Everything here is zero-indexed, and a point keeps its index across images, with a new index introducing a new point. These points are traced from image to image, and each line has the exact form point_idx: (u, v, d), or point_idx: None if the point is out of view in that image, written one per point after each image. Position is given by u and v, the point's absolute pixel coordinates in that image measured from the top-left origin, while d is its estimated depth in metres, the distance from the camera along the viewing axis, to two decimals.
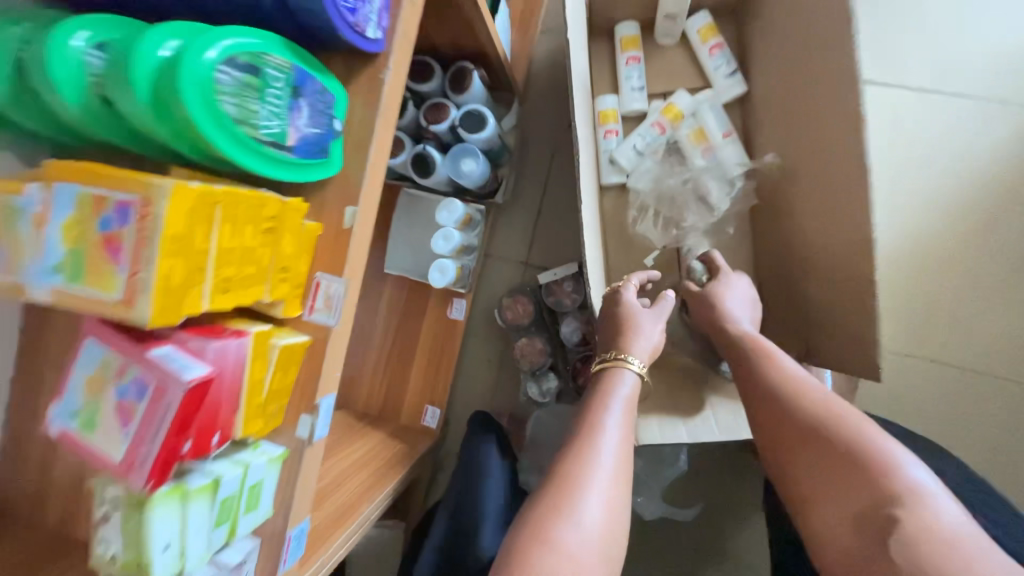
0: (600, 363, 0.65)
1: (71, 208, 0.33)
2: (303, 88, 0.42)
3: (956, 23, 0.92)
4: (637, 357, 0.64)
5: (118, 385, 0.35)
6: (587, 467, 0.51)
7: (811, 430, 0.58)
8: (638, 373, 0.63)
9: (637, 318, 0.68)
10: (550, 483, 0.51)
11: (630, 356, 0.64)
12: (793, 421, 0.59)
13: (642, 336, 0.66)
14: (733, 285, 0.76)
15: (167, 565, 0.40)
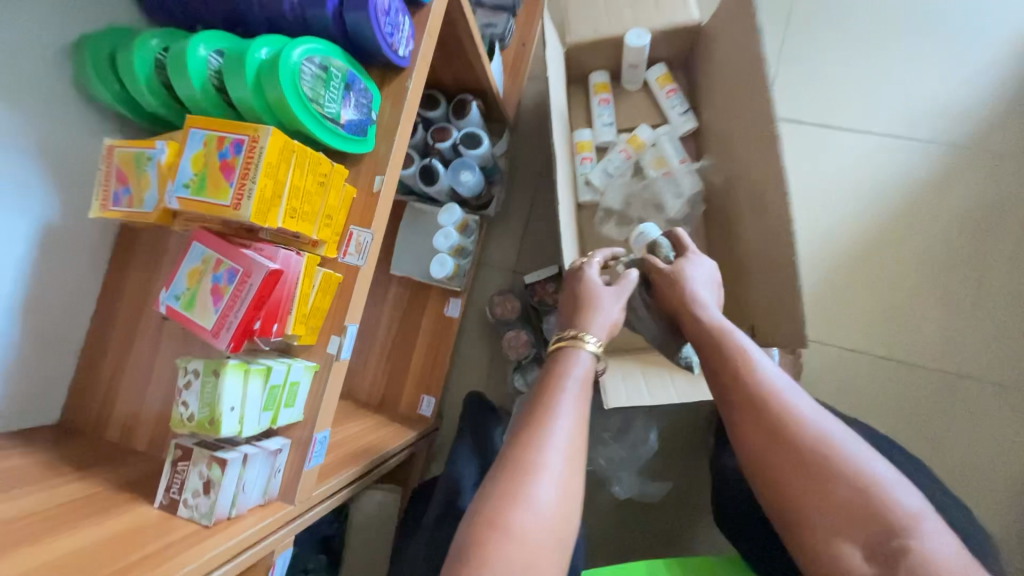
0: (558, 340, 0.66)
1: (201, 145, 0.52)
2: (354, 85, 0.60)
3: (866, 75, 1.12)
4: (594, 336, 0.66)
5: (216, 272, 0.53)
6: (538, 460, 0.52)
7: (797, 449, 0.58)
8: (594, 352, 0.65)
9: (599, 297, 0.70)
10: (500, 471, 0.52)
11: (587, 335, 0.65)
12: (769, 429, 0.59)
13: (600, 314, 0.68)
14: (697, 268, 0.78)
15: (230, 425, 0.53)
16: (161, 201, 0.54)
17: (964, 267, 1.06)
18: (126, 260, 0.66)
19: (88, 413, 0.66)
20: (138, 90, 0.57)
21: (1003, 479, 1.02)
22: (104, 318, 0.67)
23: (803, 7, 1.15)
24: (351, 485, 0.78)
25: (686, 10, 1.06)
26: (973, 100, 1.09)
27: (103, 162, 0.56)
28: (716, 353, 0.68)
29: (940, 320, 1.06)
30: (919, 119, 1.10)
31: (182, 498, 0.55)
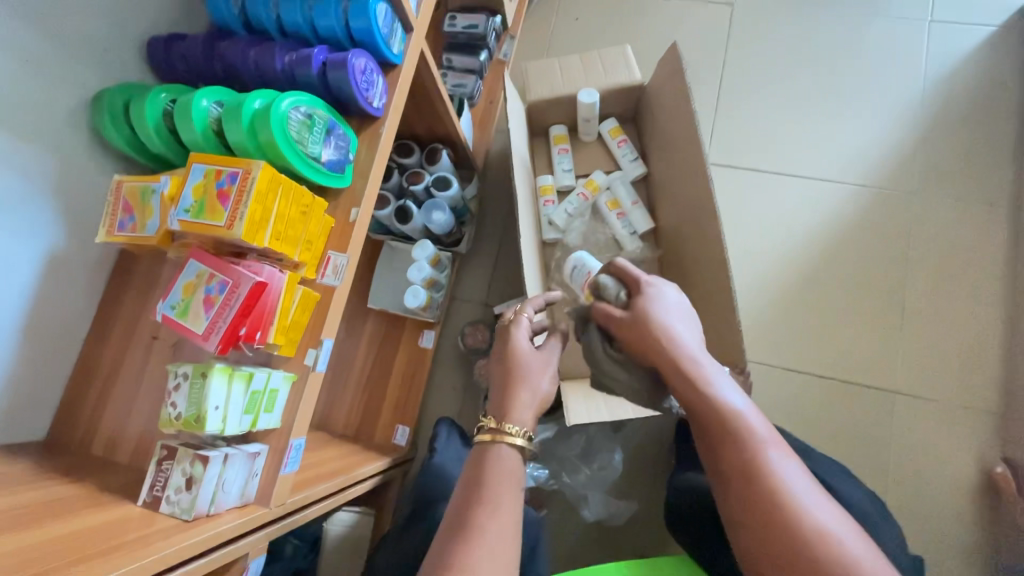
0: (482, 431, 0.68)
1: (201, 177, 0.61)
2: (334, 131, 0.70)
3: (790, 127, 1.28)
4: (517, 425, 0.67)
5: (209, 285, 0.61)
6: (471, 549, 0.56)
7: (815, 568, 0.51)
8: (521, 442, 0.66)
9: (525, 376, 0.72)
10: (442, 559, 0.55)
11: (509, 425, 0.67)
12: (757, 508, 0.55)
13: (527, 391, 0.71)
14: (660, 306, 0.70)
15: (214, 423, 0.59)
16: (162, 226, 0.62)
17: (887, 293, 1.18)
18: (122, 285, 0.73)
19: (76, 429, 0.71)
20: (147, 135, 0.66)
21: (941, 488, 1.09)
22: (97, 338, 0.72)
23: (731, 72, 1.32)
24: (327, 500, 0.82)
25: (630, 73, 1.22)
26: (881, 148, 1.25)
27: (112, 195, 0.65)
28: (697, 407, 0.63)
29: (871, 341, 1.17)
30: (837, 165, 1.25)
31: (165, 495, 0.59)
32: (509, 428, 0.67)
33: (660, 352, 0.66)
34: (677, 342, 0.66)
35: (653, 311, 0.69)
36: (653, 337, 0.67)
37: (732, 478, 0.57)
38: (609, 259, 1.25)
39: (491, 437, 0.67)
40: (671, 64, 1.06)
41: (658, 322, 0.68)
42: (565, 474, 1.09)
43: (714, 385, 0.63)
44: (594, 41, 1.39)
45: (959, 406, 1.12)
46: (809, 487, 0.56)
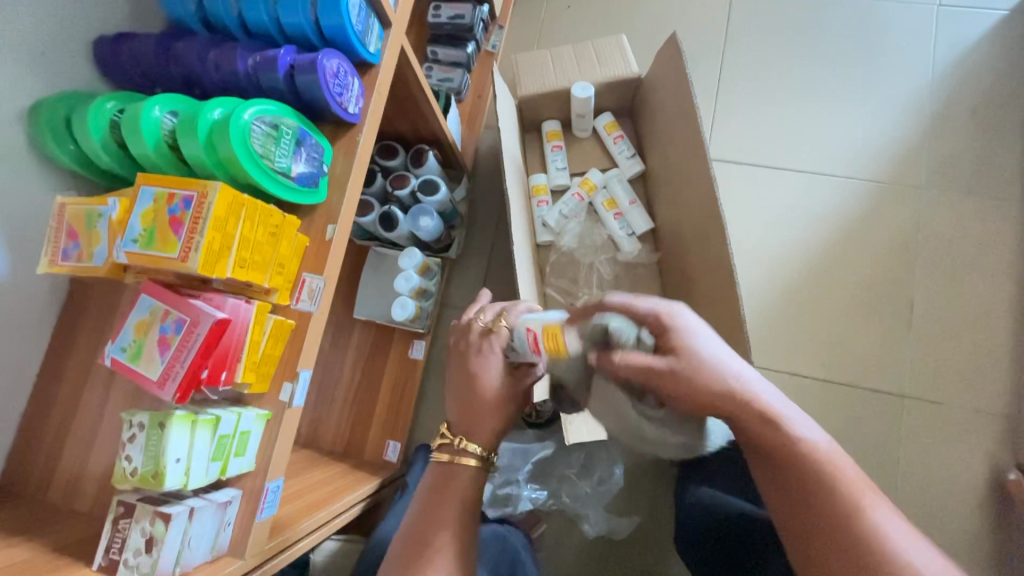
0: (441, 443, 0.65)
1: (151, 201, 0.54)
2: (305, 141, 0.63)
3: (793, 120, 1.22)
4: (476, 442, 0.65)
5: (162, 324, 0.54)
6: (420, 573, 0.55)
7: None
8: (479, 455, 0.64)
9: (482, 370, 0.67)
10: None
11: (469, 441, 0.65)
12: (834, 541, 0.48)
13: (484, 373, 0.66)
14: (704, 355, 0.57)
15: (175, 477, 0.53)
16: (111, 256, 0.56)
17: (896, 293, 1.13)
18: (78, 316, 0.66)
19: (29, 475, 0.63)
20: (93, 150, 0.59)
21: (956, 495, 1.05)
22: (51, 374, 0.65)
23: (732, 62, 1.26)
24: (310, 537, 0.75)
25: (626, 65, 1.15)
26: (889, 141, 1.20)
27: (54, 220, 0.57)
28: (767, 444, 0.54)
29: (880, 343, 1.12)
30: (843, 159, 1.20)
31: (123, 559, 0.53)
32: (469, 447, 0.64)
33: (725, 391, 0.56)
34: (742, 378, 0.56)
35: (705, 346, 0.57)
36: (717, 376, 0.56)
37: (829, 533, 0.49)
38: (606, 261, 1.19)
39: (448, 456, 0.65)
40: (670, 56, 0.99)
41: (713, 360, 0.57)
42: (564, 491, 1.04)
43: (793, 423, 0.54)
44: (587, 30, 1.31)
45: (973, 409, 1.07)
46: (900, 526, 0.48)
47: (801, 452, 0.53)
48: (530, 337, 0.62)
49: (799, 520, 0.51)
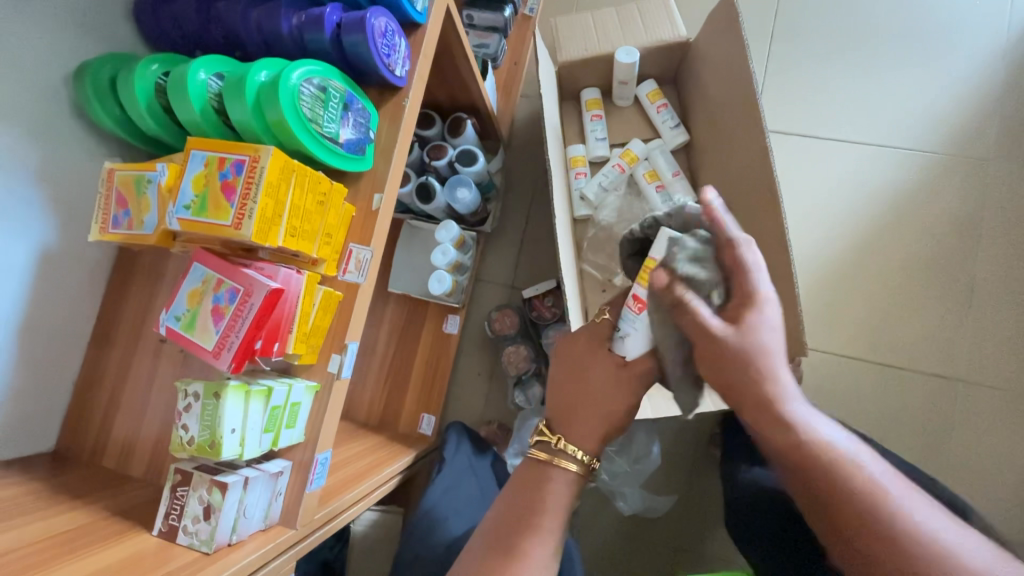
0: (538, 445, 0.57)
1: (201, 166, 0.53)
2: (351, 105, 0.61)
3: (850, 88, 1.14)
4: (577, 446, 0.56)
5: (215, 294, 0.54)
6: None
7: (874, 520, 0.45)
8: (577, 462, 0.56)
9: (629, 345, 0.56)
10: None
11: (570, 446, 0.56)
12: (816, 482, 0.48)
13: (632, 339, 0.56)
14: (756, 343, 0.48)
15: (231, 448, 0.53)
16: (160, 223, 0.54)
17: (955, 272, 1.07)
18: (125, 284, 0.66)
19: (85, 440, 0.64)
20: (139, 115, 0.57)
21: (1008, 482, 1.01)
22: (101, 341, 0.65)
23: (785, 24, 1.18)
24: (353, 507, 0.76)
25: (673, 27, 1.08)
26: (955, 110, 1.12)
27: (104, 186, 0.56)
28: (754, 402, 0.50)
29: (935, 324, 1.06)
30: (903, 129, 1.12)
31: (182, 525, 0.54)
32: (569, 450, 0.56)
33: (755, 407, 0.50)
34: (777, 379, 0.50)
35: (755, 332, 0.49)
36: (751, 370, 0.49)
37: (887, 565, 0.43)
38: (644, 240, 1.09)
39: (547, 455, 0.56)
40: (725, 15, 0.92)
41: (753, 353, 0.49)
42: (604, 468, 1.01)
43: (822, 434, 0.49)
44: None
45: None
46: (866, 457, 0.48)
47: (845, 477, 0.46)
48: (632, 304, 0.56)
49: (851, 552, 0.46)
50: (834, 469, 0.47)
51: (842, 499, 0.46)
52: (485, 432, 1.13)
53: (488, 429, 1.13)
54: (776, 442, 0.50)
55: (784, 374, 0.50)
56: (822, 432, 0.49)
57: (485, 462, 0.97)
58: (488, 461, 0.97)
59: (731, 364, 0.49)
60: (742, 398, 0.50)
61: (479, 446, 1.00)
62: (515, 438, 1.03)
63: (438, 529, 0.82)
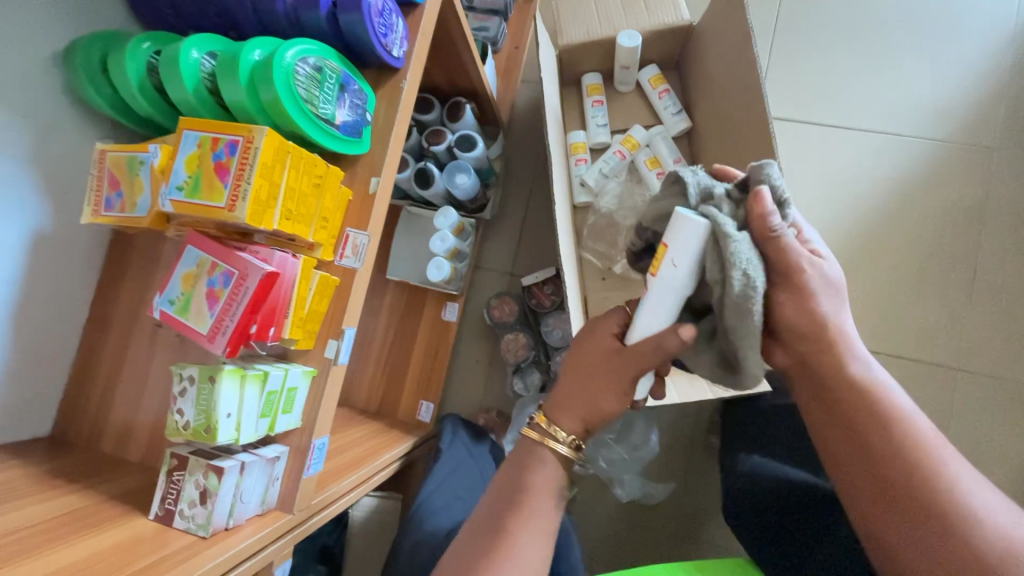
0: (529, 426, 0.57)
1: (194, 147, 0.52)
2: (348, 86, 0.60)
3: (855, 74, 1.13)
4: (567, 430, 0.55)
5: (210, 277, 0.53)
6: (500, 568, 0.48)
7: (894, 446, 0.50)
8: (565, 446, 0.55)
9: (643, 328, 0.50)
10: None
11: (559, 429, 0.55)
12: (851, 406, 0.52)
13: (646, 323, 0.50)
14: (832, 282, 0.50)
15: (227, 432, 0.53)
16: (154, 206, 0.54)
17: (958, 262, 1.06)
18: (121, 268, 0.65)
19: (81, 424, 0.64)
20: (131, 95, 0.56)
21: (1005, 471, 1.01)
22: (96, 326, 0.65)
23: (791, 8, 1.15)
24: (351, 493, 0.76)
25: (677, 11, 1.06)
26: (962, 97, 1.10)
27: (96, 167, 0.55)
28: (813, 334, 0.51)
29: (937, 314, 1.06)
30: (909, 116, 1.11)
31: (178, 509, 0.54)
32: (557, 432, 0.55)
33: (825, 350, 0.52)
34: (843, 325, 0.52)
35: (830, 273, 0.50)
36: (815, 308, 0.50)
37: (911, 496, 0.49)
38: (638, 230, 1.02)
39: (537, 436, 0.56)
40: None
41: (830, 297, 0.50)
42: (601, 455, 1.02)
43: (877, 378, 0.53)
44: None
45: None
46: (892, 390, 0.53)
47: (888, 421, 0.51)
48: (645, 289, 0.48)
49: (874, 484, 0.52)
50: (880, 412, 0.52)
51: (883, 442, 0.51)
52: (483, 420, 1.13)
53: (487, 416, 1.13)
54: (834, 379, 0.53)
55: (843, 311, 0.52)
56: (875, 375, 0.53)
57: (484, 448, 0.97)
58: (486, 448, 0.98)
59: (812, 306, 0.49)
60: (814, 340, 0.51)
61: (478, 433, 1.00)
62: (513, 424, 1.05)
63: (435, 517, 0.81)
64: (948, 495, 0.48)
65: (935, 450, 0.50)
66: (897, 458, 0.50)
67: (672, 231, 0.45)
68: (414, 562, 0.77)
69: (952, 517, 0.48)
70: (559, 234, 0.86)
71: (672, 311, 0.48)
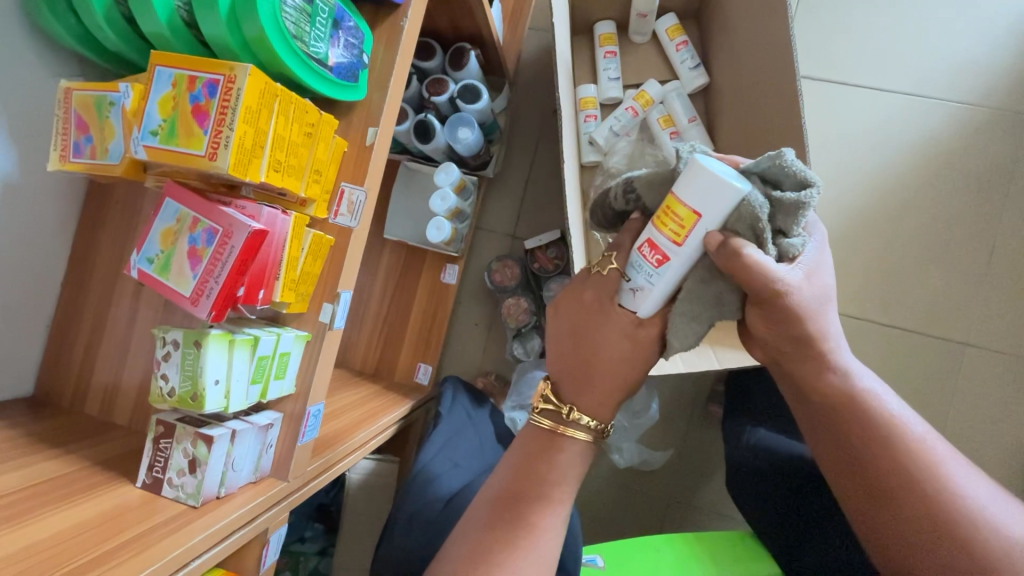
0: (540, 409, 0.52)
1: (169, 86, 0.46)
2: (342, 23, 0.54)
3: (888, 28, 1.05)
4: (587, 413, 0.50)
5: (190, 234, 0.49)
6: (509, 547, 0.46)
7: (885, 448, 0.49)
8: (586, 430, 0.50)
9: (646, 293, 0.47)
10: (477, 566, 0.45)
11: (581, 413, 0.50)
12: (845, 407, 0.50)
13: (650, 288, 0.46)
14: (824, 293, 0.47)
15: (215, 400, 0.50)
16: (127, 152, 0.49)
17: (977, 234, 1.02)
18: (99, 221, 0.60)
19: (65, 385, 0.61)
20: (96, 25, 0.49)
21: (1001, 445, 1.01)
22: (76, 282, 0.61)
23: None
24: (348, 458, 0.74)
25: None
26: (1000, 56, 1.02)
27: (61, 107, 0.50)
28: (807, 349, 0.49)
29: (951, 287, 1.03)
30: (940, 78, 1.04)
31: (166, 478, 0.51)
32: (579, 419, 0.50)
33: (810, 362, 0.50)
34: (828, 333, 0.49)
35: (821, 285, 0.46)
36: (806, 330, 0.47)
37: (905, 503, 0.48)
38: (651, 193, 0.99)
39: (551, 424, 0.51)
40: None
41: (816, 309, 0.47)
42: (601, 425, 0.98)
43: (862, 380, 0.51)
44: None
45: None
46: (889, 392, 0.52)
47: (878, 429, 0.49)
48: (648, 254, 0.46)
49: (863, 488, 0.50)
50: (869, 420, 0.50)
51: (878, 442, 0.49)
52: (482, 383, 1.11)
53: (485, 380, 1.12)
54: (820, 392, 0.51)
55: (836, 322, 0.49)
56: (861, 379, 0.51)
57: (484, 414, 0.97)
58: (486, 413, 0.97)
59: (793, 321, 0.47)
60: (801, 350, 0.49)
61: (475, 397, 1.00)
62: (514, 392, 1.01)
63: (437, 484, 0.79)
64: (941, 488, 0.47)
65: (927, 450, 0.49)
66: (890, 464, 0.49)
67: (685, 182, 0.43)
68: (412, 534, 0.74)
69: (952, 521, 0.46)
70: (566, 195, 0.81)
71: (675, 283, 0.46)
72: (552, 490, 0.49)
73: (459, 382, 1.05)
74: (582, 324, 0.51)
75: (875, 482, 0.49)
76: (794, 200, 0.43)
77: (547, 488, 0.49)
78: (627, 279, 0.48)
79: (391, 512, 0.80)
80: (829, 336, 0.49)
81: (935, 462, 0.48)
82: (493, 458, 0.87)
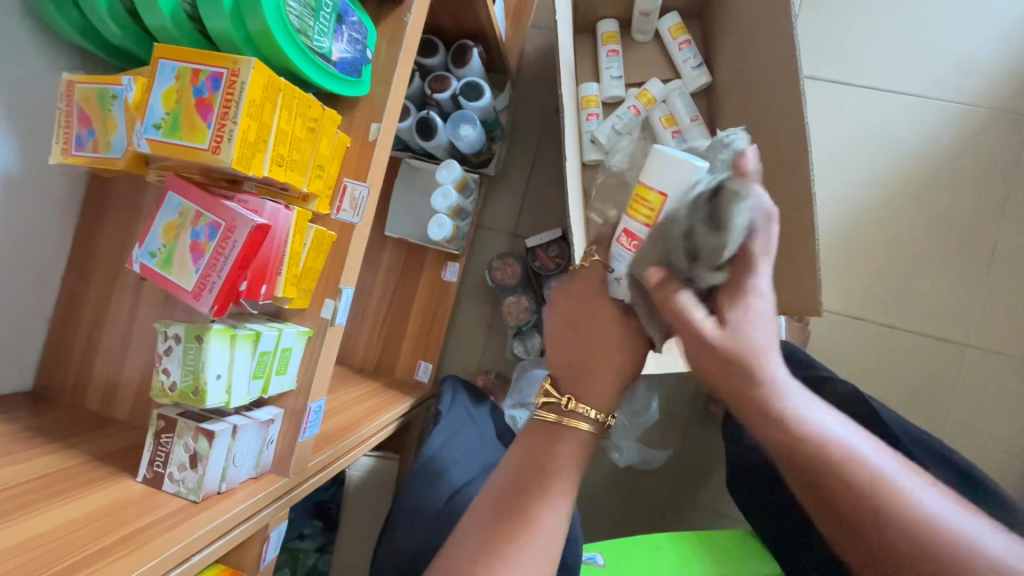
0: (544, 402, 0.52)
1: (172, 79, 0.46)
2: (346, 18, 0.54)
3: (892, 29, 1.05)
4: (590, 403, 0.50)
5: (192, 229, 0.48)
6: (512, 542, 0.46)
7: (859, 496, 0.42)
8: (591, 421, 0.50)
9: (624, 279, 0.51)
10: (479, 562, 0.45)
11: (583, 404, 0.50)
12: (803, 454, 0.44)
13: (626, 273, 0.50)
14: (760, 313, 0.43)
15: (217, 395, 0.50)
16: (129, 146, 0.49)
17: (978, 236, 1.02)
18: (100, 215, 0.60)
19: (65, 379, 0.61)
20: (100, 19, 0.49)
21: (1000, 446, 1.01)
22: (77, 276, 0.61)
23: None
24: (348, 454, 0.74)
25: None
26: (1002, 57, 1.02)
27: (63, 100, 0.50)
28: (741, 390, 0.44)
29: (950, 289, 1.03)
30: (943, 78, 1.04)
31: (168, 472, 0.51)
32: (581, 410, 0.50)
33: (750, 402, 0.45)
34: (764, 365, 0.44)
35: (749, 333, 0.43)
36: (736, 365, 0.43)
37: (892, 559, 0.41)
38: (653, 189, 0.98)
39: (556, 417, 0.51)
40: None
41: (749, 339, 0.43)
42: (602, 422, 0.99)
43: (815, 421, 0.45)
44: None
45: None
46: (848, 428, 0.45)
47: (839, 475, 0.43)
48: (626, 243, 0.50)
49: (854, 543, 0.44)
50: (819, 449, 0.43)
51: (845, 488, 0.43)
52: (482, 381, 1.11)
53: (486, 378, 1.12)
54: (772, 440, 0.45)
55: (773, 354, 0.44)
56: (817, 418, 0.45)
57: (484, 413, 0.97)
58: (486, 411, 0.98)
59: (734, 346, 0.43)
60: (740, 388, 0.44)
61: (477, 395, 1.01)
62: (515, 389, 1.01)
63: (437, 480, 0.79)
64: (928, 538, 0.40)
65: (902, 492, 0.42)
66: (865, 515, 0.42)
67: (646, 168, 0.48)
68: (413, 531, 0.74)
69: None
70: (568, 193, 0.81)
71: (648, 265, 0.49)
72: (554, 486, 0.49)
73: (459, 379, 1.05)
74: (586, 320, 0.51)
75: (838, 516, 0.44)
76: (724, 189, 0.39)
77: (549, 484, 0.49)
78: (610, 269, 0.52)
79: (389, 511, 0.80)
80: (765, 371, 0.44)
81: (904, 495, 0.42)
82: (492, 456, 0.87)
